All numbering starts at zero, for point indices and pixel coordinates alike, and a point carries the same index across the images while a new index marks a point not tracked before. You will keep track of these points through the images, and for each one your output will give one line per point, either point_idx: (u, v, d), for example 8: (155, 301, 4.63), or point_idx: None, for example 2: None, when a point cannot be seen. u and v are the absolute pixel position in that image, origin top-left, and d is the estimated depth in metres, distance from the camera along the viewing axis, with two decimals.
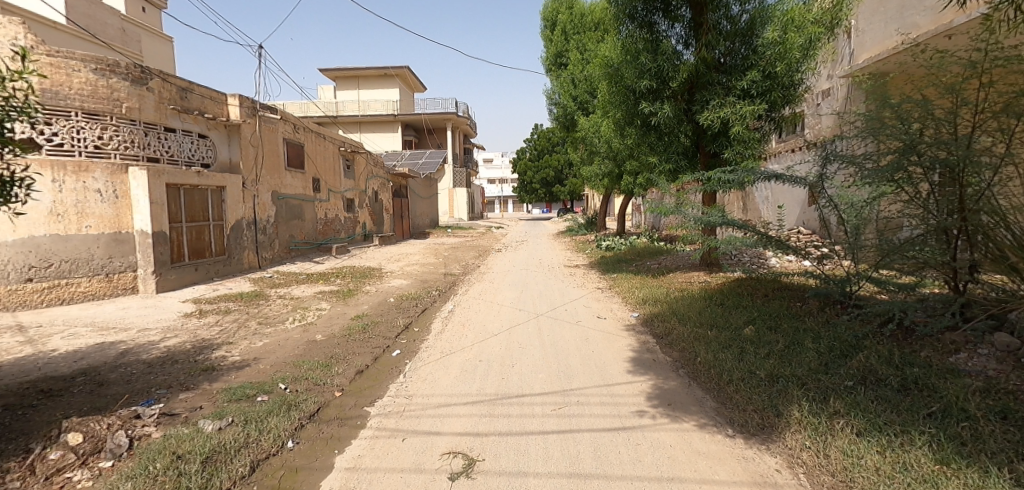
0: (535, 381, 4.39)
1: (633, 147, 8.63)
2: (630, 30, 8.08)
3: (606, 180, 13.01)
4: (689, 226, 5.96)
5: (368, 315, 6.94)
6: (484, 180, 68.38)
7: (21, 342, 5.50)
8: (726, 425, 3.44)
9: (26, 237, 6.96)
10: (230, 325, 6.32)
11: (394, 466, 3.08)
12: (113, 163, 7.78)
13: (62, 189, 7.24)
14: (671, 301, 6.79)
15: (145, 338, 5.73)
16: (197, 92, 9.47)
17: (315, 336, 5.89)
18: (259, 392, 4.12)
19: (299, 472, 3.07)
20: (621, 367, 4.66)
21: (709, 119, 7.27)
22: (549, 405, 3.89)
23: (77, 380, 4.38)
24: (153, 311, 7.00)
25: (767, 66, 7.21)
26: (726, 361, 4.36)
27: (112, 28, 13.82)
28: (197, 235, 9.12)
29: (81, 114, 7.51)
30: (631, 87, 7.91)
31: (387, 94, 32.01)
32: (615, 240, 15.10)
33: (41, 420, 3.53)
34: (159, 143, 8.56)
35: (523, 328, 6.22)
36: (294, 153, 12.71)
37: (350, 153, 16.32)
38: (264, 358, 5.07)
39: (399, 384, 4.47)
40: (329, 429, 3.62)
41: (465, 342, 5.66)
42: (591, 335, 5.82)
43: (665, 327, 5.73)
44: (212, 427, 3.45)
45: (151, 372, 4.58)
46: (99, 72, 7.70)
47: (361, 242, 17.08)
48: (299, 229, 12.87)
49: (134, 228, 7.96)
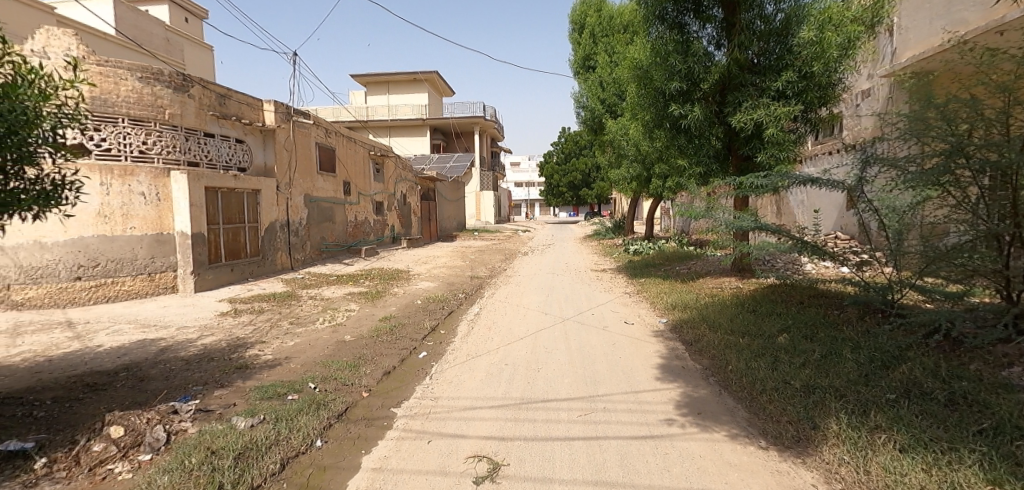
0: (560, 385, 4.36)
1: (662, 150, 8.49)
2: (659, 31, 7.98)
3: (634, 183, 12.80)
4: (720, 230, 5.76)
5: (395, 317, 7.00)
6: (512, 183, 68.71)
7: (70, 337, 5.79)
8: (760, 436, 3.32)
9: (76, 238, 7.33)
10: (263, 324, 6.49)
11: (420, 467, 3.09)
12: (156, 167, 8.11)
13: (109, 192, 7.59)
14: (701, 308, 6.63)
15: (184, 336, 5.94)
16: (235, 98, 9.80)
17: (344, 337, 6.00)
18: (289, 391, 4.21)
19: (326, 471, 3.11)
20: (649, 374, 4.57)
21: (741, 121, 7.08)
22: (575, 410, 3.84)
23: (120, 374, 4.59)
24: (191, 310, 7.25)
25: (803, 66, 6.98)
26: (759, 370, 4.22)
27: (156, 38, 14.48)
28: (233, 237, 9.44)
29: (127, 120, 7.86)
30: (660, 89, 7.83)
31: (416, 99, 32.57)
32: (643, 244, 14.86)
33: (87, 413, 3.71)
34: (199, 147, 8.88)
35: (549, 332, 6.17)
36: (326, 157, 13.01)
37: (379, 157, 16.61)
38: (295, 357, 5.18)
39: (424, 386, 4.50)
40: (356, 429, 3.67)
41: (491, 345, 5.67)
42: (619, 340, 5.74)
43: (695, 334, 5.59)
44: (244, 424, 3.55)
45: (188, 369, 4.74)
46: (145, 80, 8.04)
47: (389, 244, 17.33)
48: (329, 231, 13.16)
49: (175, 229, 8.28)
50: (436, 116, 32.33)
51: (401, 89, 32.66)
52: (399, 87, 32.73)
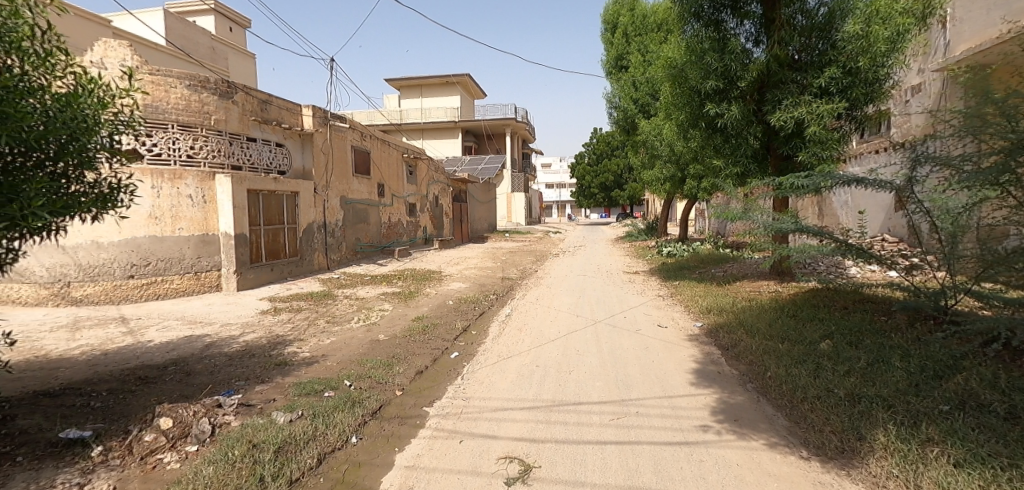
0: (592, 388, 4.32)
1: (697, 150, 8.32)
2: (695, 29, 7.83)
3: (668, 184, 12.57)
4: (758, 233, 5.58)
5: (427, 317, 7.10)
6: (543, 185, 68.65)
7: (124, 332, 6.12)
8: (801, 446, 3.20)
9: (130, 238, 7.74)
10: (302, 322, 6.69)
11: (452, 467, 3.12)
12: (203, 171, 8.47)
13: (160, 195, 7.98)
14: (738, 312, 6.45)
15: (227, 333, 6.19)
16: (275, 104, 10.15)
17: (378, 336, 6.13)
18: (326, 388, 4.32)
19: (361, 467, 3.18)
20: (683, 378, 4.48)
21: (781, 120, 6.85)
22: (608, 414, 3.80)
23: (169, 368, 4.81)
24: (234, 308, 7.54)
25: (848, 62, 6.70)
26: (800, 377, 4.08)
27: (203, 47, 15.15)
28: (273, 237, 9.77)
29: (176, 126, 8.24)
30: (696, 88, 7.67)
31: (448, 102, 32.95)
32: (677, 246, 14.58)
33: (139, 404, 3.91)
34: (242, 151, 9.23)
35: (580, 334, 6.13)
36: (361, 159, 13.31)
37: (412, 159, 16.89)
38: (332, 355, 5.32)
39: (456, 386, 4.54)
40: (390, 427, 3.74)
41: (522, 347, 5.67)
42: (652, 344, 5.64)
43: (732, 338, 5.45)
44: (284, 419, 3.67)
45: (231, 365, 4.94)
46: (192, 88, 8.41)
47: (421, 246, 17.59)
48: (364, 232, 13.45)
49: (219, 230, 8.64)
50: (467, 119, 32.62)
51: (434, 92, 33.12)
52: (431, 91, 33.19)
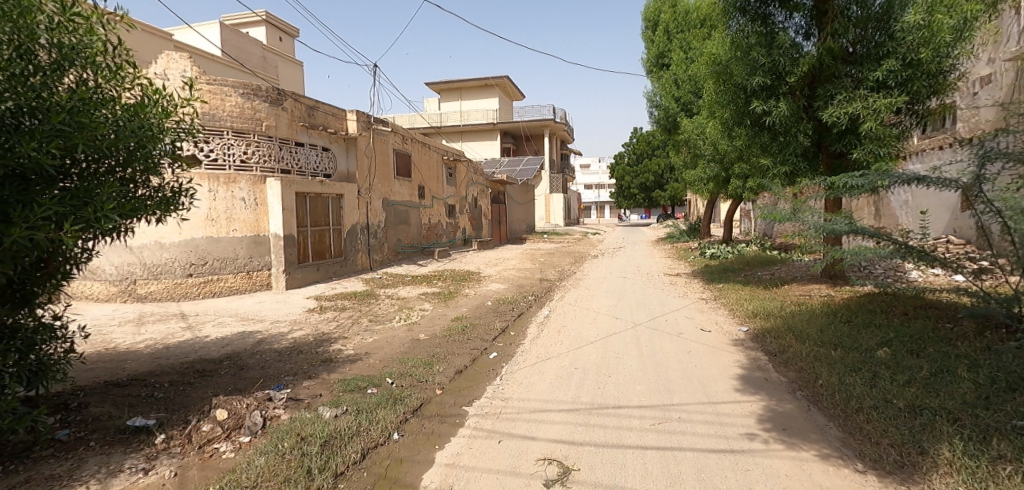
0: (632, 392, 4.25)
1: (742, 148, 8.05)
2: (740, 24, 7.59)
3: (711, 184, 12.22)
4: (809, 234, 5.32)
5: (466, 317, 7.19)
6: (581, 186, 68.16)
7: (183, 328, 6.50)
8: (856, 459, 3.04)
9: (189, 239, 8.20)
10: (346, 321, 6.92)
11: (490, 466, 3.14)
12: (255, 175, 8.88)
13: (216, 198, 8.41)
14: (786, 316, 6.19)
15: (276, 329, 6.47)
16: (322, 109, 10.52)
17: (419, 335, 6.24)
18: (369, 385, 4.45)
19: (403, 464, 3.26)
20: (728, 385, 4.34)
21: (834, 116, 6.53)
22: (648, 419, 3.73)
23: (223, 363, 5.08)
24: (282, 306, 7.87)
25: (908, 53, 6.32)
26: (855, 386, 3.88)
27: (255, 57, 15.92)
28: (319, 238, 10.14)
29: (231, 132, 8.68)
30: (741, 84, 7.43)
31: (487, 104, 33.24)
32: (720, 248, 14.14)
33: (197, 396, 4.15)
34: (290, 156, 9.62)
35: (620, 337, 6.04)
36: (403, 162, 13.61)
37: (452, 161, 17.13)
38: (374, 353, 5.47)
39: (494, 386, 4.56)
40: (430, 425, 3.80)
41: (561, 349, 5.65)
42: (694, 348, 5.49)
43: (780, 344, 5.24)
44: (329, 414, 3.80)
45: (281, 361, 5.16)
46: (246, 96, 8.83)
47: (460, 246, 17.80)
48: (405, 233, 13.74)
49: (270, 232, 9.04)
50: (506, 120, 32.80)
51: (473, 94, 33.48)
52: (470, 93, 33.57)
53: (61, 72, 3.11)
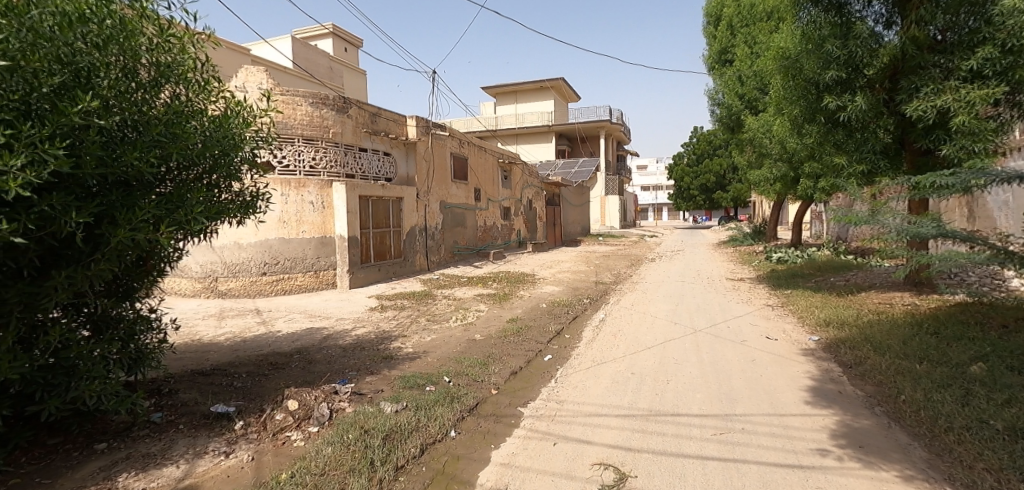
0: (691, 400, 4.12)
1: (814, 147, 7.60)
2: (812, 14, 7.17)
3: (778, 184, 11.60)
4: (889, 238, 4.93)
5: (521, 319, 7.24)
6: (638, 187, 66.75)
7: (258, 323, 6.98)
8: (944, 482, 2.79)
9: (264, 240, 8.79)
10: (405, 319, 7.16)
11: (546, 468, 3.15)
12: (322, 179, 9.37)
13: (287, 201, 8.95)
14: (863, 326, 5.77)
15: (341, 326, 6.81)
16: (384, 116, 10.95)
17: (475, 335, 6.36)
18: (427, 382, 4.58)
19: (459, 461, 3.33)
20: (796, 396, 4.11)
21: (919, 110, 6.02)
22: (709, 428, 3.60)
23: (294, 356, 5.40)
24: (346, 304, 8.26)
25: (1008, 39, 5.67)
26: (943, 403, 3.56)
27: (322, 68, 16.84)
28: (380, 240, 10.56)
29: (301, 140, 9.21)
30: (813, 79, 7.03)
31: (542, 106, 33.31)
32: (788, 251, 13.38)
33: (271, 386, 4.44)
34: (354, 161, 10.08)
35: (679, 343, 5.87)
36: (460, 166, 13.91)
37: (507, 164, 17.30)
38: (432, 352, 5.63)
39: (550, 388, 4.57)
40: (486, 424, 3.87)
41: (617, 353, 5.56)
42: (759, 357, 5.23)
43: (855, 355, 4.89)
44: (390, 409, 3.95)
45: (345, 356, 5.42)
46: (315, 105, 9.34)
47: (515, 248, 17.92)
48: (461, 235, 14.02)
49: (335, 233, 9.51)
50: (561, 122, 32.72)
51: (528, 97, 33.67)
52: (525, 96, 33.79)
53: (158, 88, 3.44)
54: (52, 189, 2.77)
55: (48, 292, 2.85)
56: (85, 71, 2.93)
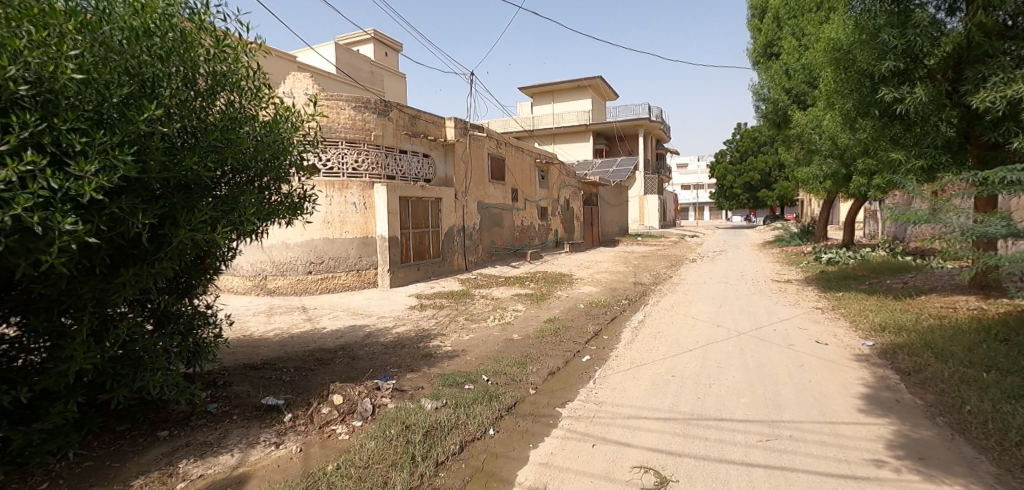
0: (735, 405, 4.00)
1: (868, 142, 7.22)
2: (866, 3, 6.78)
3: (829, 182, 11.09)
4: (953, 238, 4.62)
5: (559, 319, 7.22)
6: (678, 186, 65.25)
7: (304, 320, 7.26)
8: None
9: (309, 240, 9.12)
10: (444, 318, 7.27)
11: (584, 469, 3.14)
12: (364, 181, 9.64)
13: (331, 203, 9.25)
14: (923, 331, 5.44)
15: (383, 324, 7.00)
16: (423, 118, 11.14)
17: (512, 335, 6.39)
18: (466, 381, 4.64)
19: (498, 459, 3.36)
20: (849, 404, 3.93)
21: (986, 101, 5.54)
22: (754, 435, 3.49)
23: (338, 352, 5.59)
24: (387, 303, 8.47)
25: None
26: (1015, 416, 3.31)
27: (364, 72, 17.30)
28: (419, 240, 10.77)
29: (345, 143, 9.49)
30: (867, 71, 6.69)
31: (579, 106, 33.09)
32: (840, 252, 12.77)
33: (317, 381, 4.61)
34: (394, 163, 10.30)
35: (721, 345, 5.71)
36: (497, 166, 14.00)
37: (544, 164, 17.27)
38: (471, 351, 5.69)
39: (588, 389, 4.54)
40: (524, 423, 3.88)
41: (656, 355, 5.46)
42: (808, 362, 5.02)
43: (914, 362, 4.62)
44: (430, 406, 4.02)
45: (386, 353, 5.56)
46: (358, 109, 9.60)
47: (552, 248, 17.87)
48: (498, 235, 14.11)
49: (377, 233, 9.77)
50: (598, 121, 32.40)
51: (565, 96, 33.52)
52: (562, 95, 33.65)
53: (214, 96, 3.63)
54: (121, 192, 2.97)
55: (117, 288, 3.06)
56: (150, 82, 3.13)
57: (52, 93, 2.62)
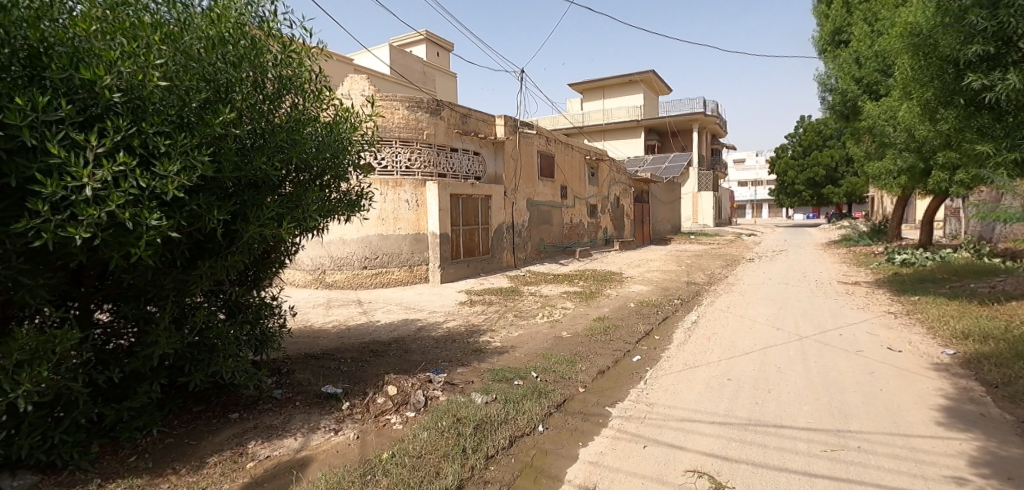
0: (797, 412, 3.81)
1: (952, 133, 6.65)
2: None
3: (904, 178, 10.30)
4: None
5: (609, 318, 7.12)
6: (734, 183, 62.64)
7: (360, 313, 7.55)
8: None
9: (365, 236, 9.46)
10: (493, 314, 7.35)
11: (635, 470, 3.09)
12: (417, 179, 9.88)
13: (385, 200, 9.54)
14: (1015, 340, 4.96)
15: (434, 319, 7.16)
16: (474, 116, 11.28)
17: (561, 333, 6.37)
18: (516, 377, 4.68)
19: (547, 456, 3.37)
20: (925, 416, 3.65)
21: None
22: (818, 444, 3.31)
23: (392, 345, 5.78)
24: (438, 298, 8.66)
25: None
26: None
27: (416, 73, 17.72)
28: (469, 237, 10.94)
29: (398, 142, 9.77)
30: (951, 56, 6.16)
31: (630, 101, 32.42)
32: (916, 253, 11.85)
33: (373, 372, 4.78)
34: (446, 161, 10.50)
35: (782, 349, 5.45)
36: (546, 163, 13.97)
37: (594, 161, 17.07)
38: (520, 347, 5.73)
39: (639, 390, 4.46)
40: (574, 422, 3.87)
41: (711, 357, 5.28)
42: (879, 369, 4.70)
43: (1003, 374, 4.23)
44: (481, 400, 4.09)
45: (438, 347, 5.69)
46: (411, 109, 9.85)
47: (602, 246, 17.65)
48: (547, 233, 14.09)
49: (428, 230, 10.00)
50: (649, 116, 31.62)
51: (616, 91, 32.95)
52: (613, 91, 33.09)
53: (280, 99, 3.83)
54: (199, 191, 3.20)
55: (195, 280, 3.30)
56: (224, 87, 3.35)
57: (140, 99, 2.86)
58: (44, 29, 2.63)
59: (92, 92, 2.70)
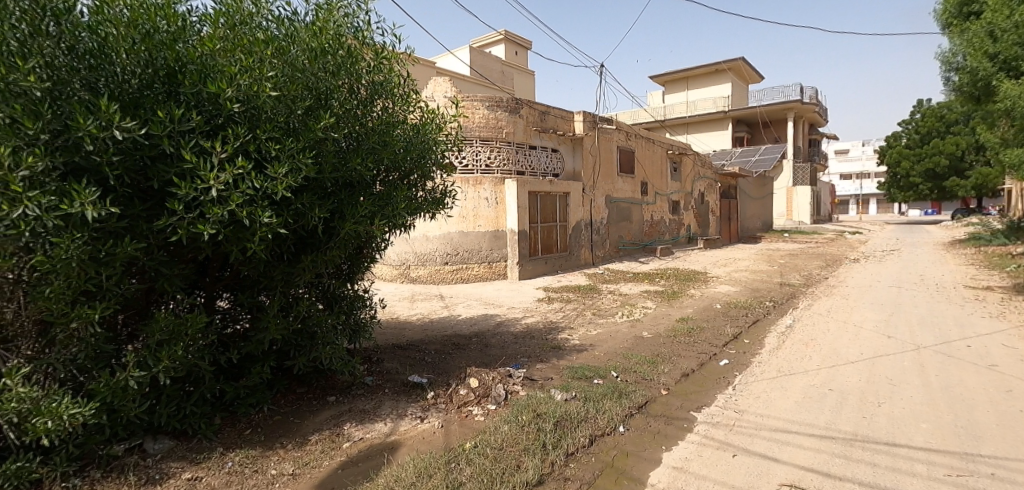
0: (913, 430, 3.42)
1: None
2: None
3: None
4: None
5: (693, 319, 6.82)
6: (834, 176, 57.27)
7: (442, 307, 7.85)
8: None
9: (447, 233, 9.78)
10: (571, 312, 7.32)
11: (724, 479, 2.95)
12: (496, 177, 10.07)
13: (466, 198, 9.82)
14: None
15: (513, 314, 7.27)
16: (552, 114, 11.26)
17: (642, 333, 6.20)
18: (596, 375, 4.62)
19: (629, 457, 3.30)
20: None
21: None
22: (941, 467, 2.95)
23: (472, 339, 5.94)
24: (517, 294, 8.78)
25: None
26: None
27: (495, 72, 18.03)
28: (547, 234, 10.97)
29: (478, 141, 10.00)
30: None
31: (715, 91, 30.76)
32: None
33: (455, 364, 4.96)
34: (524, 158, 10.58)
35: (894, 359, 4.91)
36: (626, 159, 13.63)
37: (676, 155, 16.38)
38: (599, 346, 5.65)
39: (727, 395, 4.24)
40: (657, 424, 3.75)
41: (810, 364, 4.88)
42: (1020, 388, 4.08)
43: None
44: (560, 397, 4.09)
45: (516, 343, 5.77)
46: (491, 108, 10.03)
47: (684, 244, 16.92)
48: (627, 230, 13.76)
49: (507, 227, 10.17)
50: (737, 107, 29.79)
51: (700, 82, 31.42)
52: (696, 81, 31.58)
53: (372, 104, 4.07)
54: (303, 191, 3.48)
55: (299, 272, 3.60)
56: (324, 95, 3.61)
57: (256, 109, 3.16)
58: (179, 51, 2.99)
59: (217, 104, 3.03)
